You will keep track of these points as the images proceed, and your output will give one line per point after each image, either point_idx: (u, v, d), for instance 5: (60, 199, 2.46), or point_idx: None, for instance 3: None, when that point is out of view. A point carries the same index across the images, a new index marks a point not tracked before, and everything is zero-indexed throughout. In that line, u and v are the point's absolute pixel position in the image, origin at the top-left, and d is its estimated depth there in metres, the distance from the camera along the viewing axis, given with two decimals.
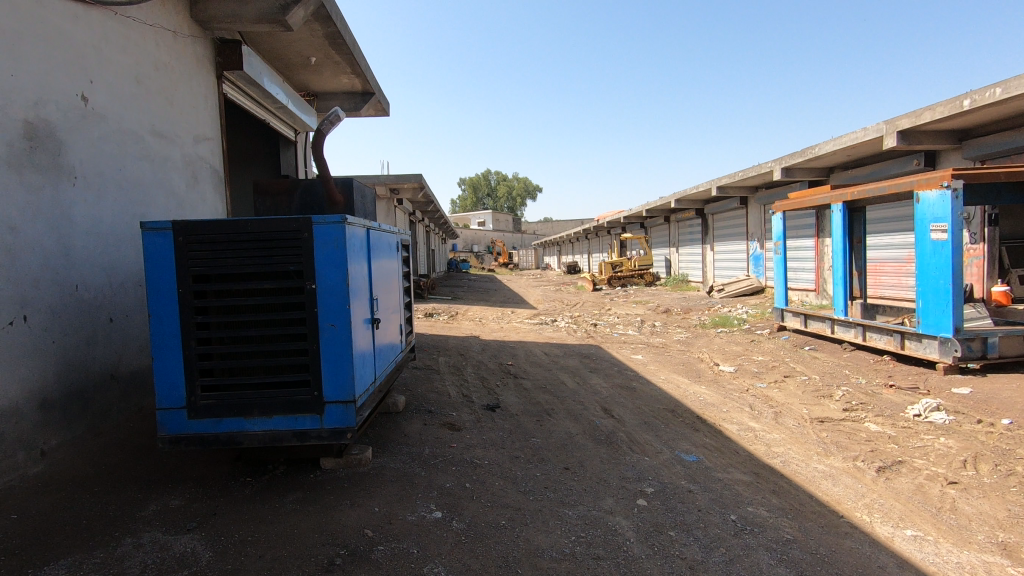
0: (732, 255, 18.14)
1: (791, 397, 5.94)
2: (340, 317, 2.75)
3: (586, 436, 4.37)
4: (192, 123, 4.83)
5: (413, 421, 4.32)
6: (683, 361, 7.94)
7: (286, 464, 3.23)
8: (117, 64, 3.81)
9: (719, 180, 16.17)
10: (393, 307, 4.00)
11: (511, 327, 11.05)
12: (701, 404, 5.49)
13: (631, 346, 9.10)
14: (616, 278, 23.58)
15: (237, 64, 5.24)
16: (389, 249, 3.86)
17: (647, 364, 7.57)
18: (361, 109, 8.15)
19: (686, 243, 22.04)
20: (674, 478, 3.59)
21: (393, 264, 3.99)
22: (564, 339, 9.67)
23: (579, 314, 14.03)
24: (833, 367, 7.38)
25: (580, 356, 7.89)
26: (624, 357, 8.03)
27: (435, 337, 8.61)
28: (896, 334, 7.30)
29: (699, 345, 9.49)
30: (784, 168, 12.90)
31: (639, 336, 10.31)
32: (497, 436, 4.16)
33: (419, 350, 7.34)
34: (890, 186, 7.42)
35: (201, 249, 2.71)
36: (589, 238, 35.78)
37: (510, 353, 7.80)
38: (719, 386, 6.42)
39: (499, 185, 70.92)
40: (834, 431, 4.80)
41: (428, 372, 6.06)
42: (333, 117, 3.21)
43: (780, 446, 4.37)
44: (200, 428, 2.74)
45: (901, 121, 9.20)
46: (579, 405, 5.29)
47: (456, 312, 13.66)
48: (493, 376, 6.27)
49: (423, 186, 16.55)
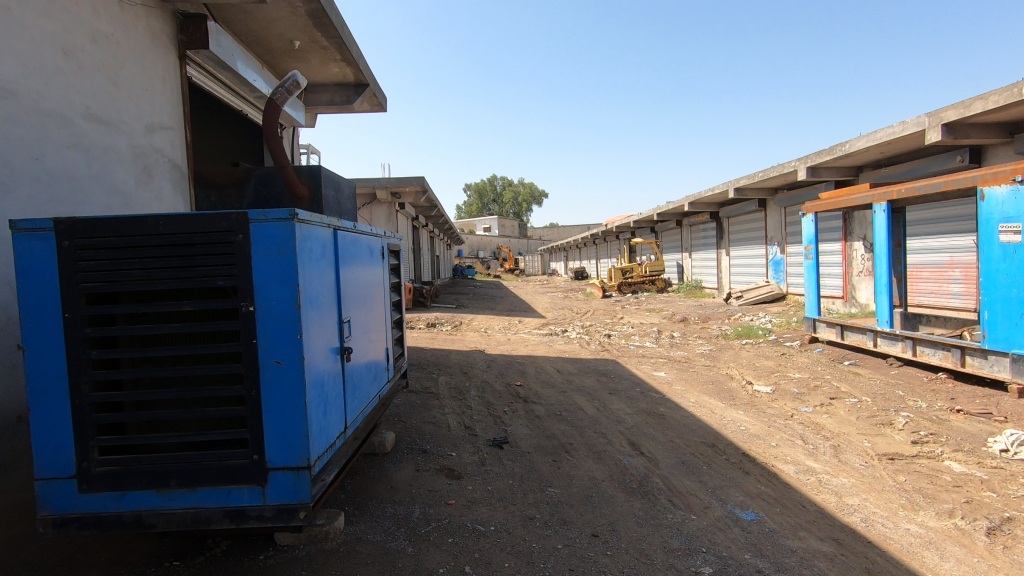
0: (750, 260, 17.30)
1: (845, 426, 5.12)
2: (288, 351, 1.98)
3: (614, 483, 3.57)
4: (145, 108, 4.10)
5: (403, 465, 3.55)
6: (711, 379, 7.13)
7: (231, 540, 2.46)
8: (36, 30, 3.09)
9: (737, 181, 15.37)
10: (377, 325, 3.23)
11: (519, 339, 10.28)
12: (744, 436, 4.69)
13: (651, 361, 8.29)
14: (626, 284, 22.78)
15: (201, 43, 4.53)
16: (372, 253, 3.09)
17: (672, 383, 6.77)
18: (353, 102, 7.43)
19: (700, 247, 21.20)
20: (735, 549, 2.78)
21: (378, 272, 3.22)
22: (577, 352, 8.88)
23: (590, 323, 13.25)
24: (883, 387, 6.54)
25: (596, 373, 7.09)
26: (646, 374, 7.23)
27: (436, 353, 7.84)
28: (954, 349, 6.47)
29: (726, 359, 8.68)
30: (809, 167, 12.08)
31: (657, 348, 9.51)
32: (505, 486, 3.37)
33: (418, 369, 6.57)
34: (945, 182, 6.59)
35: (95, 257, 1.95)
36: (598, 243, 34.96)
37: (518, 370, 7.02)
38: (759, 411, 5.61)
39: (505, 191, 70.34)
40: (912, 474, 3.97)
41: (425, 397, 5.29)
42: (291, 84, 2.45)
43: (852, 496, 3.56)
44: (97, 505, 1.98)
45: (947, 113, 8.37)
46: (601, 438, 4.49)
47: (460, 321, 12.91)
48: (500, 401, 5.49)
49: (426, 189, 15.88)
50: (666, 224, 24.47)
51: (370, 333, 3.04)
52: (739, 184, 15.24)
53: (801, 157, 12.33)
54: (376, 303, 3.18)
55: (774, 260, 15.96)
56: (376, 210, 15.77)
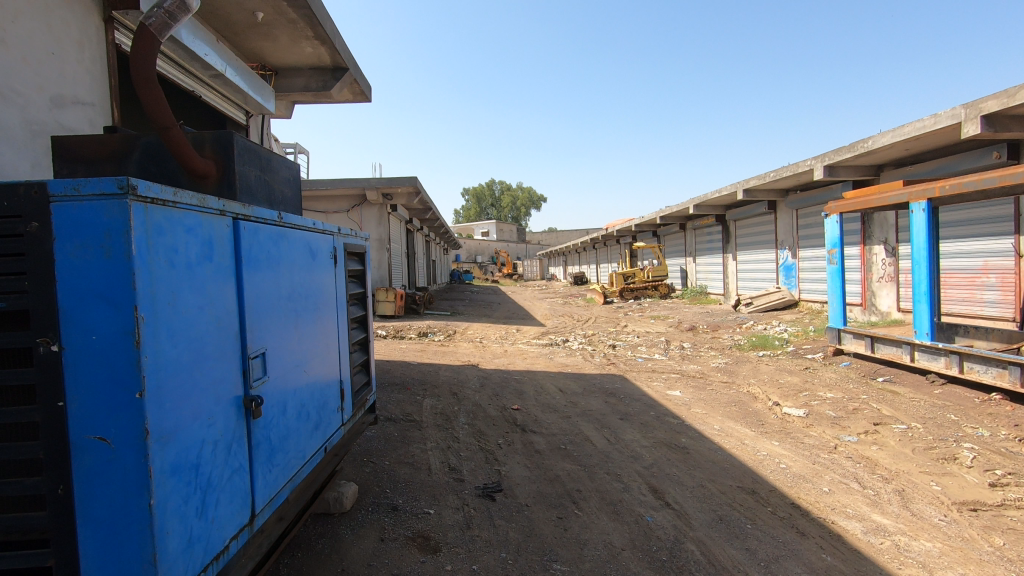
0: (758, 265, 16.55)
1: (902, 462, 4.32)
2: (119, 421, 1.17)
3: (638, 554, 2.76)
4: (49, 77, 3.30)
5: (364, 531, 2.74)
6: (733, 400, 6.33)
7: None
8: None
9: (747, 182, 14.61)
10: (325, 351, 2.42)
11: (517, 350, 9.49)
12: (787, 477, 3.89)
13: (662, 376, 7.49)
14: (628, 290, 22.05)
15: (131, 2, 3.74)
16: (315, 255, 2.29)
17: (690, 405, 5.97)
18: (331, 88, 6.65)
19: (705, 252, 20.47)
20: None
21: (324, 281, 2.41)
22: (580, 366, 8.08)
23: (593, 332, 12.47)
24: (931, 409, 5.75)
25: (604, 393, 6.28)
26: (659, 394, 6.44)
27: (423, 368, 7.02)
28: (1012, 367, 5.68)
29: (744, 374, 7.88)
30: (827, 166, 11.33)
31: (667, 361, 8.71)
32: (496, 564, 2.55)
33: (400, 389, 5.76)
34: (1002, 177, 5.81)
35: None
36: (597, 248, 34.28)
37: (515, 390, 6.20)
38: (796, 441, 4.81)
39: (503, 195, 69.69)
40: (1006, 533, 3.18)
41: (404, 427, 4.47)
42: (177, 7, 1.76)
43: (945, 570, 2.76)
44: None
45: (986, 103, 7.62)
46: (615, 483, 3.68)
47: (454, 330, 12.12)
48: (493, 430, 4.68)
49: (419, 190, 15.13)
50: (669, 227, 23.72)
51: (311, 364, 2.23)
52: (748, 184, 14.48)
53: (817, 155, 11.59)
54: (322, 323, 2.37)
55: (784, 266, 15.21)
56: (366, 212, 14.98)
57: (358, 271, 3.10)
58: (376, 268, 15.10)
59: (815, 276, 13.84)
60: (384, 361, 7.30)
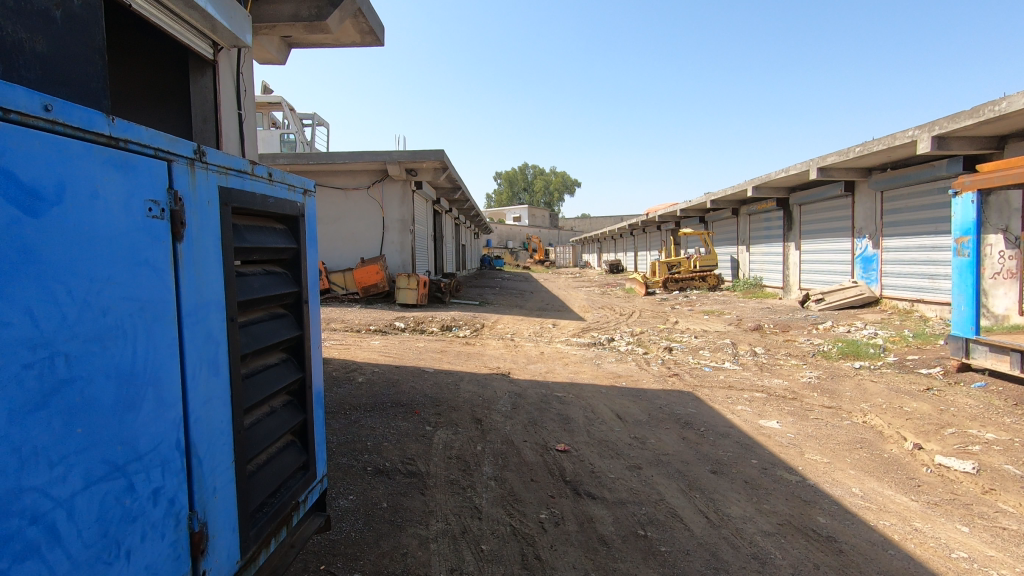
0: (829, 256, 14.55)
1: None
2: None
3: None
4: None
5: None
6: (854, 438, 4.67)
7: None
8: None
9: (824, 159, 12.62)
10: (105, 457, 1.12)
11: (556, 352, 7.96)
12: None
13: (744, 396, 5.86)
14: (673, 280, 20.24)
15: None
16: (39, 205, 1.00)
17: (799, 446, 4.35)
18: (328, 19, 5.16)
19: (762, 240, 18.46)
20: None
21: (100, 295, 1.11)
22: (636, 378, 6.50)
23: (641, 330, 10.83)
24: None
25: (678, 423, 4.70)
26: (751, 426, 4.82)
27: (441, 379, 5.55)
28: None
29: (848, 394, 6.17)
30: (936, 137, 9.38)
31: (742, 373, 7.04)
32: None
33: (406, 416, 4.27)
34: None
35: None
36: (637, 235, 32.34)
37: (559, 416, 4.67)
38: (994, 527, 3.13)
39: (536, 180, 67.79)
40: None
41: (399, 488, 3.01)
42: None
43: None
44: None
45: None
46: None
47: (482, 324, 10.66)
48: (531, 492, 3.16)
49: (446, 166, 13.64)
50: (720, 213, 21.65)
51: (2, 499, 0.93)
52: (826, 162, 12.49)
53: (923, 124, 9.62)
54: (83, 382, 1.07)
55: (863, 257, 13.21)
56: (389, 189, 13.60)
57: (283, 254, 1.85)
58: (398, 251, 13.75)
59: (904, 270, 11.85)
60: (393, 367, 5.89)
